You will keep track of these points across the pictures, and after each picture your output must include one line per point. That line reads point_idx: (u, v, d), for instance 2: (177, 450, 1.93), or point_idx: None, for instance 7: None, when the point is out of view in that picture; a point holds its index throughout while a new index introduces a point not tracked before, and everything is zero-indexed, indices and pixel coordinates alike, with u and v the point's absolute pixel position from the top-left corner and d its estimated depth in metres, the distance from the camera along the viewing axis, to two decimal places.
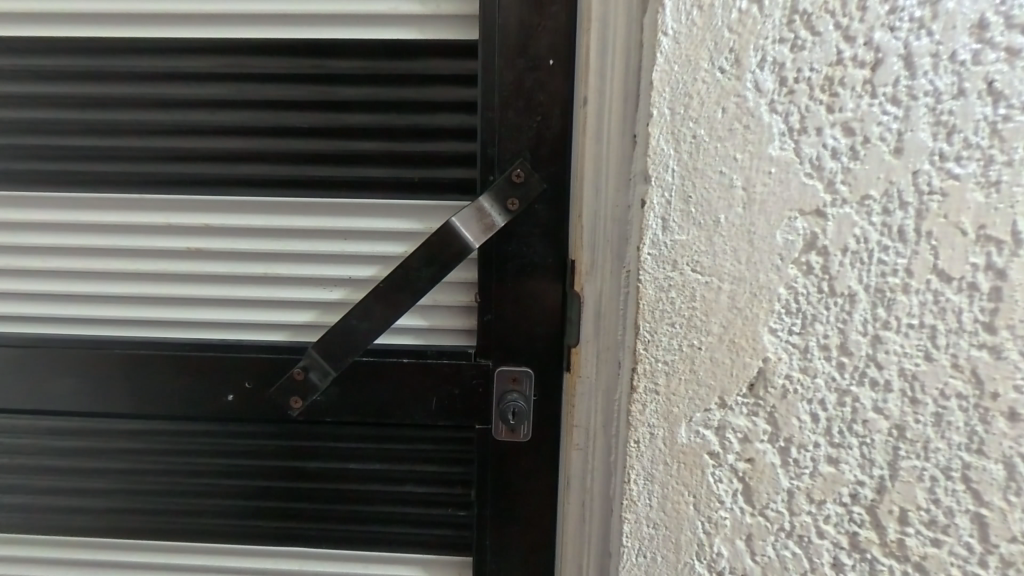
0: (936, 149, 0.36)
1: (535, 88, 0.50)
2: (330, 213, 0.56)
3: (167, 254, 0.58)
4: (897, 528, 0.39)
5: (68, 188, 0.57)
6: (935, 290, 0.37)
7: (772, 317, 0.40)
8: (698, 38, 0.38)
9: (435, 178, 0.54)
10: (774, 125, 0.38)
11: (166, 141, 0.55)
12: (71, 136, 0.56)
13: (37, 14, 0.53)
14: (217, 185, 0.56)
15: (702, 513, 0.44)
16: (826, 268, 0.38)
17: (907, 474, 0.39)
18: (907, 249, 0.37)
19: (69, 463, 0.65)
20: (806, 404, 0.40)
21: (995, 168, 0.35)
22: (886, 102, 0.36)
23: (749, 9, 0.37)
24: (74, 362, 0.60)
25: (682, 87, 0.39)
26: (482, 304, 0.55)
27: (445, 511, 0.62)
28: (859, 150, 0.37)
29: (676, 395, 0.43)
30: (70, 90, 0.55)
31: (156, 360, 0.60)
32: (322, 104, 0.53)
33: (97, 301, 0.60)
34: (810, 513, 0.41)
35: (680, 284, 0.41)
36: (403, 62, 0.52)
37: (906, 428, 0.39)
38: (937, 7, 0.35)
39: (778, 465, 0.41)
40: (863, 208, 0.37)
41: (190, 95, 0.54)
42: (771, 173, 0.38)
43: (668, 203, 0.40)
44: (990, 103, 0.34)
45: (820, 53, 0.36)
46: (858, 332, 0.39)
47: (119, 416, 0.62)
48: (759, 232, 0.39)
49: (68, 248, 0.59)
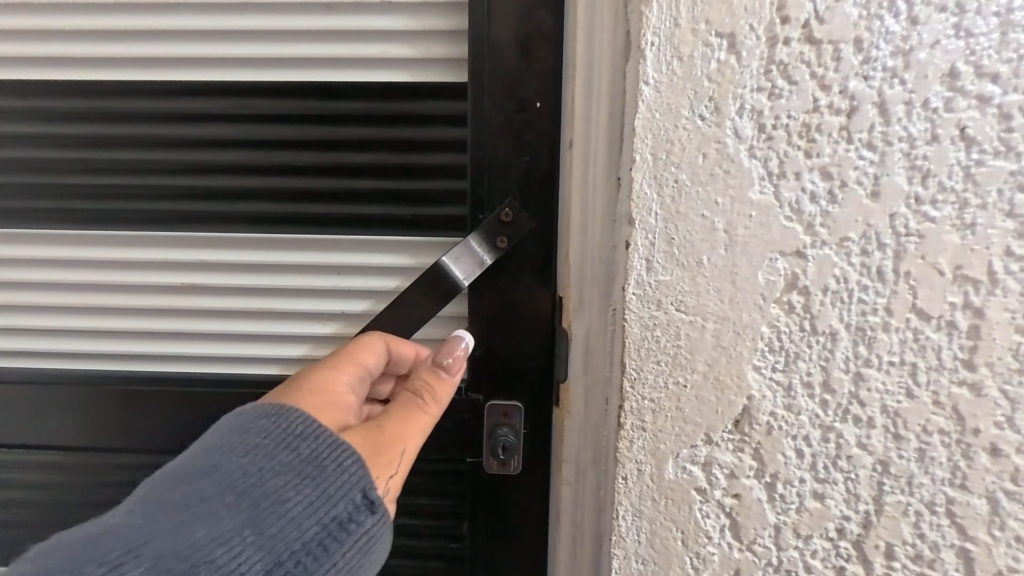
0: (912, 192, 0.39)
1: (522, 129, 0.51)
2: (322, 248, 0.57)
3: (163, 289, 0.59)
4: (882, 562, 0.42)
5: (65, 226, 0.58)
6: (915, 328, 0.40)
7: (756, 355, 0.40)
8: (679, 87, 0.38)
9: (426, 215, 0.55)
10: (754, 169, 0.39)
11: (162, 180, 0.56)
12: (67, 176, 0.57)
13: (36, 60, 0.55)
14: (212, 222, 0.57)
15: (690, 548, 0.43)
16: (808, 307, 0.40)
17: (892, 508, 0.42)
18: (887, 289, 0.39)
19: (62, 496, 0.65)
20: (791, 440, 0.41)
21: (969, 211, 0.38)
22: (862, 148, 0.38)
23: (726, 59, 0.38)
24: (68, 396, 0.61)
25: (664, 134, 0.39)
26: (471, 338, 0.56)
27: (436, 542, 0.62)
28: (836, 194, 0.39)
29: (663, 431, 0.42)
30: (67, 131, 0.56)
31: (149, 395, 0.60)
32: (316, 143, 0.54)
33: (94, 335, 0.61)
34: (797, 548, 0.42)
35: (665, 323, 0.41)
36: (394, 102, 0.53)
37: (891, 463, 0.41)
38: (909, 57, 0.37)
39: (764, 500, 0.42)
40: (842, 249, 0.39)
41: (185, 135, 0.55)
42: (752, 217, 0.39)
43: (652, 245, 0.40)
44: (963, 148, 0.38)
45: (797, 100, 0.38)
46: (840, 370, 0.40)
47: (112, 449, 0.62)
48: (742, 273, 0.40)
49: (66, 284, 0.60)
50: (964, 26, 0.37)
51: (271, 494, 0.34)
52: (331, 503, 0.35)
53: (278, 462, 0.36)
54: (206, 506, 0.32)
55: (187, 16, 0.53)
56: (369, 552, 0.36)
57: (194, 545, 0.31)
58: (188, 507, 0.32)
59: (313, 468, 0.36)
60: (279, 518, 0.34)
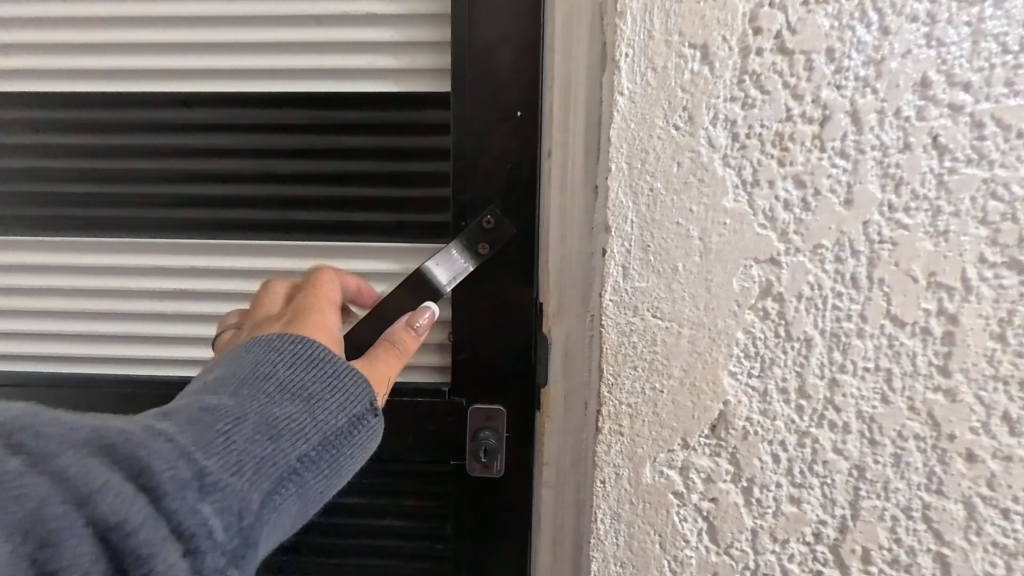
0: (885, 200, 0.39)
1: (503, 137, 0.51)
2: (310, 254, 0.58)
3: (157, 293, 0.60)
4: (859, 566, 0.42)
5: (61, 232, 0.60)
6: (889, 334, 0.40)
7: (731, 361, 0.41)
8: (653, 97, 0.39)
9: (411, 222, 0.56)
10: (728, 177, 0.39)
11: (155, 187, 0.57)
12: (64, 183, 0.58)
13: (36, 72, 0.57)
14: (204, 228, 0.58)
15: (668, 551, 0.44)
16: (782, 313, 0.40)
17: (869, 513, 0.42)
18: (861, 295, 0.40)
19: None
20: (767, 444, 0.42)
21: (942, 218, 0.39)
22: (835, 156, 0.39)
23: (700, 70, 0.38)
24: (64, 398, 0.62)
25: (639, 143, 0.40)
26: (455, 344, 0.56)
27: (423, 543, 0.63)
28: (810, 202, 0.39)
29: (640, 436, 0.43)
30: (65, 140, 0.58)
31: (135, 401, 0.60)
32: (304, 151, 0.55)
33: (89, 339, 0.62)
34: (774, 552, 0.43)
35: (641, 329, 0.42)
36: (381, 112, 0.54)
37: (867, 468, 0.41)
38: (881, 67, 0.38)
39: (741, 504, 0.42)
40: (816, 255, 0.40)
41: (178, 143, 0.56)
42: (726, 224, 0.40)
43: (628, 253, 0.41)
44: (936, 156, 0.38)
45: (771, 110, 0.39)
46: (815, 376, 0.41)
47: None
48: (717, 279, 0.40)
49: (63, 288, 0.61)
50: (936, 36, 0.38)
51: (303, 393, 0.36)
52: (358, 398, 0.38)
53: (304, 368, 0.37)
54: (248, 403, 0.33)
55: (181, 28, 0.54)
56: (369, 448, 0.39)
57: (220, 468, 0.29)
58: (230, 404, 0.33)
59: (336, 370, 0.38)
60: (314, 409, 0.36)
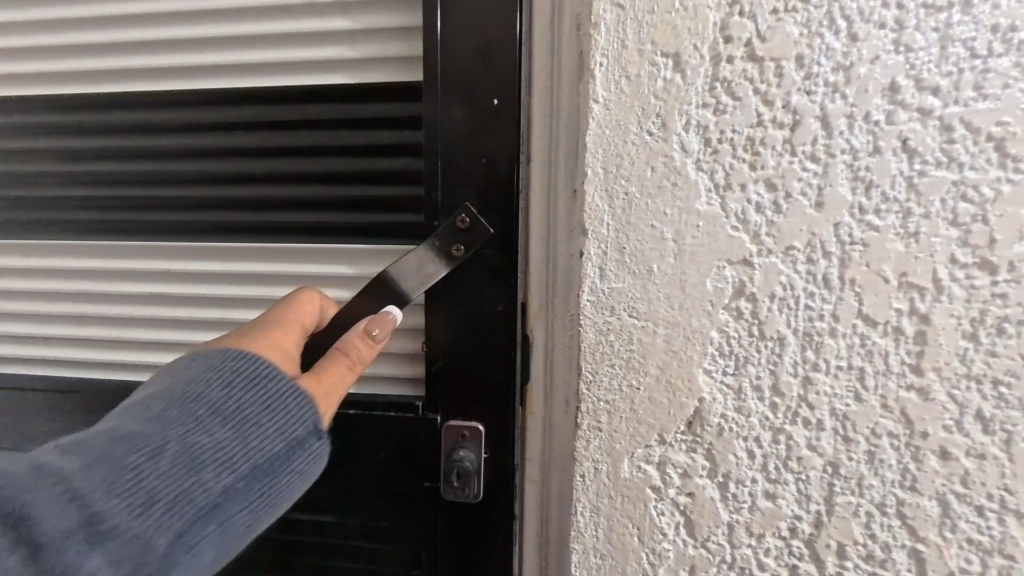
0: (856, 203, 0.40)
1: (478, 132, 0.51)
2: (299, 255, 0.60)
3: (170, 297, 0.64)
4: (835, 561, 0.43)
5: (89, 239, 0.65)
6: (861, 333, 0.41)
7: (706, 359, 0.42)
8: (628, 104, 0.41)
9: (390, 222, 0.56)
10: (701, 181, 0.41)
11: (163, 189, 0.61)
12: (89, 187, 0.64)
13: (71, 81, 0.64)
14: (208, 232, 0.61)
15: (647, 544, 0.45)
16: (756, 313, 0.41)
17: (843, 509, 0.43)
18: (833, 295, 0.41)
19: None
20: (742, 441, 0.43)
21: (912, 220, 0.40)
22: (806, 159, 0.40)
23: (672, 78, 0.40)
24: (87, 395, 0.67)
25: (614, 149, 0.41)
26: (434, 343, 0.56)
27: (412, 549, 0.62)
28: (781, 204, 0.40)
29: (618, 432, 0.44)
30: (92, 145, 0.63)
31: None
32: (295, 154, 0.58)
33: (113, 340, 0.67)
34: (751, 546, 0.44)
35: (618, 328, 0.43)
36: (366, 113, 0.56)
37: (841, 464, 0.42)
38: (849, 72, 0.39)
39: (717, 499, 0.43)
40: (788, 256, 0.41)
41: (185, 146, 0.60)
42: (699, 227, 0.41)
43: (604, 255, 0.42)
44: (905, 160, 0.39)
45: (741, 115, 0.40)
46: (788, 374, 0.42)
47: None
48: (691, 280, 0.41)
49: (93, 293, 0.67)
50: (904, 41, 0.38)
51: (236, 424, 0.38)
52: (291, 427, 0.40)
53: (245, 394, 0.39)
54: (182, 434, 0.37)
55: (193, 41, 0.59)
56: (309, 474, 0.42)
57: (139, 499, 0.34)
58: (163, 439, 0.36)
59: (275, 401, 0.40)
60: (246, 438, 0.38)
